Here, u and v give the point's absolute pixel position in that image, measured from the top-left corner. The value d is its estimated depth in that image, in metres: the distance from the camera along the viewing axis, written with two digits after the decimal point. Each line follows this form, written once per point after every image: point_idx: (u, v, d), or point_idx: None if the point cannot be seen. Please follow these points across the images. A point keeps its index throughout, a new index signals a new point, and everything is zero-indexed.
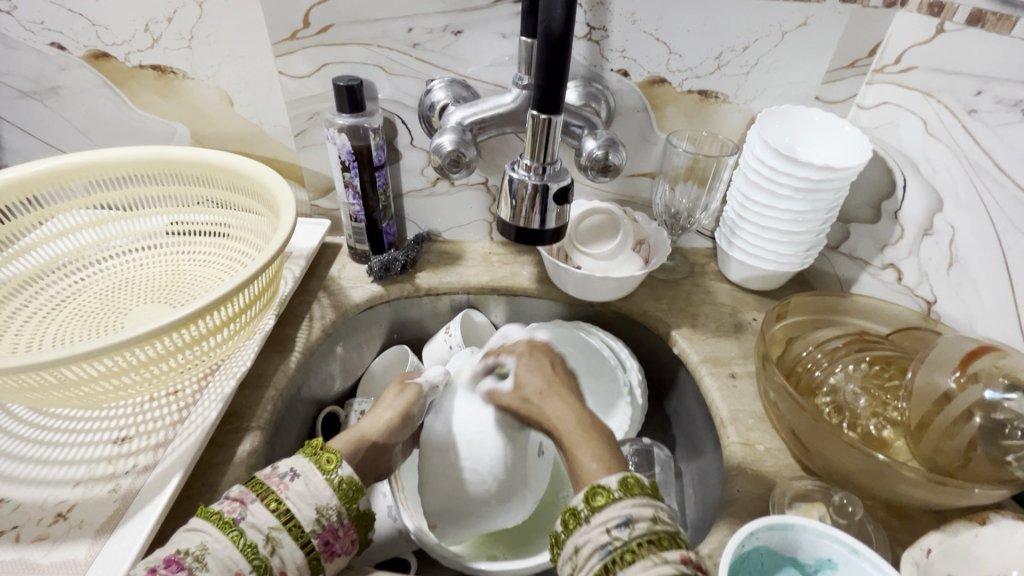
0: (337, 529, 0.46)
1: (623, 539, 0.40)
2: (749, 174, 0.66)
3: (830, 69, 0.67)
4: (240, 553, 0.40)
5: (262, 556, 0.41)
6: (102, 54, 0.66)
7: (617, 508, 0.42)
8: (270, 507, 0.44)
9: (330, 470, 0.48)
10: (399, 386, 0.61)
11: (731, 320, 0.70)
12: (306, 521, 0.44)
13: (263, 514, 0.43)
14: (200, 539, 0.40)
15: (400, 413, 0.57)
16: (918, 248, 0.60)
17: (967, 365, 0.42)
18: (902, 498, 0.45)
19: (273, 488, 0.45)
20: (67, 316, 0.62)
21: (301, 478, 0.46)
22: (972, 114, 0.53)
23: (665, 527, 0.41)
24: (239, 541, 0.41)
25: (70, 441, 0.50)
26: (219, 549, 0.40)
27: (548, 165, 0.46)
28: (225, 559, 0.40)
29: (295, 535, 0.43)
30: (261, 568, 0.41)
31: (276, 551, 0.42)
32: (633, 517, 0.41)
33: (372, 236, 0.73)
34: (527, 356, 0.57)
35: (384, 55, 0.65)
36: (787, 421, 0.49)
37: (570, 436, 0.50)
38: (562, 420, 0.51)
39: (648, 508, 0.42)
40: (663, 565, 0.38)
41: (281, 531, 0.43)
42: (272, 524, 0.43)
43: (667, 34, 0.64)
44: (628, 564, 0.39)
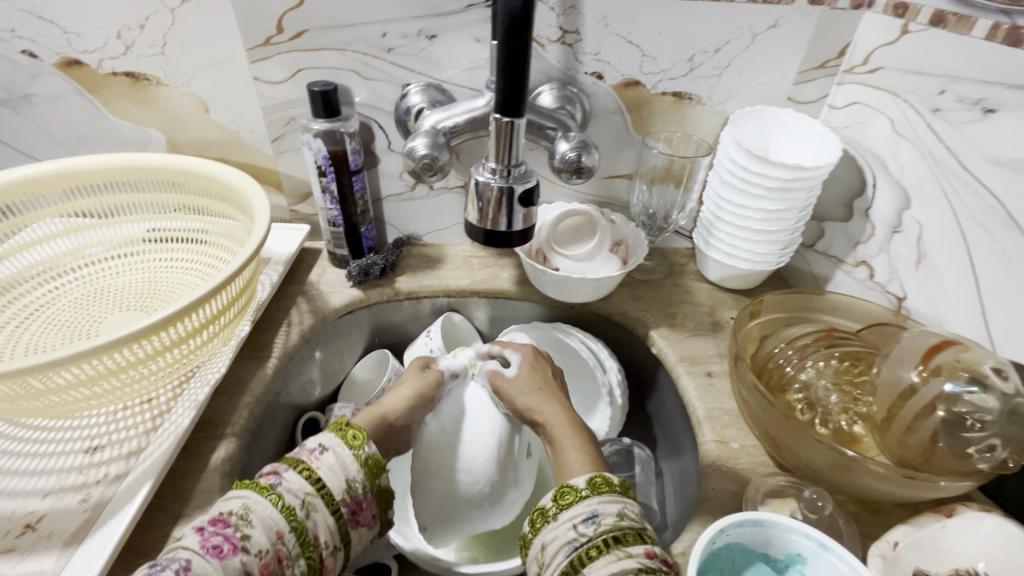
0: (362, 500, 0.46)
1: (588, 535, 0.42)
2: (724, 174, 0.67)
3: (801, 70, 0.68)
4: (279, 514, 0.41)
5: (298, 519, 0.42)
6: (75, 61, 0.66)
7: (584, 504, 0.44)
8: (304, 475, 0.44)
9: (358, 445, 0.47)
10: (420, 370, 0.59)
11: (709, 319, 0.70)
12: (337, 490, 0.45)
13: (298, 481, 0.43)
14: (241, 502, 0.41)
15: (417, 397, 0.56)
16: (888, 245, 0.61)
17: (930, 359, 0.42)
18: (871, 492, 0.46)
19: (304, 460, 0.45)
20: (41, 325, 0.61)
21: (330, 452, 0.46)
22: (936, 113, 0.54)
23: (630, 523, 0.43)
24: (278, 503, 0.41)
25: (40, 452, 0.49)
26: (261, 509, 0.41)
27: (513, 168, 0.47)
28: (267, 518, 0.40)
29: (328, 502, 0.44)
30: (297, 530, 0.41)
31: (311, 516, 0.43)
32: (598, 513, 0.43)
33: (351, 240, 0.73)
34: (528, 358, 0.61)
35: (358, 60, 0.65)
36: (759, 418, 0.50)
37: (558, 431, 0.53)
38: (552, 415, 0.55)
39: (613, 505, 0.44)
40: (627, 558, 0.40)
41: (315, 497, 0.43)
42: (307, 490, 0.43)
43: (640, 37, 0.65)
44: (593, 557, 0.40)
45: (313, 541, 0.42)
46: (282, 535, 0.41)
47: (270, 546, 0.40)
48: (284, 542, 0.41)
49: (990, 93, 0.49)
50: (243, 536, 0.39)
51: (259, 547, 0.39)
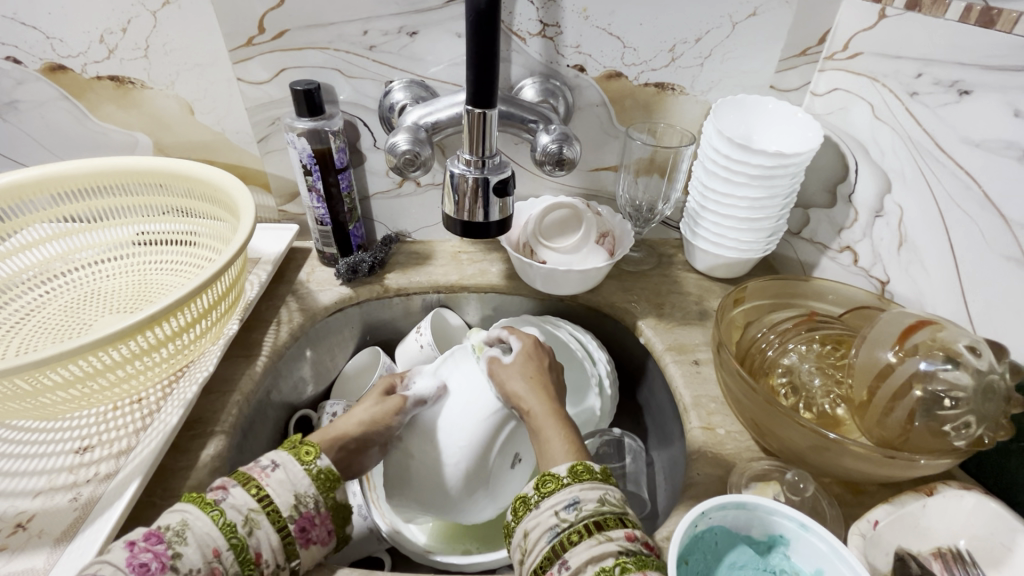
0: (314, 516, 0.46)
1: (570, 520, 0.43)
2: (707, 164, 0.67)
3: (782, 58, 0.68)
4: (219, 531, 0.41)
5: (240, 535, 0.42)
6: (58, 67, 0.67)
7: (566, 492, 0.44)
8: (249, 492, 0.44)
9: (309, 460, 0.49)
10: (381, 395, 0.59)
11: (697, 308, 0.71)
12: (284, 506, 0.45)
13: (244, 497, 0.43)
14: (180, 517, 0.41)
15: (369, 421, 0.56)
16: (871, 229, 0.61)
17: (906, 339, 0.43)
18: (853, 473, 0.46)
19: (255, 476, 0.46)
20: (31, 328, 0.62)
21: (281, 468, 0.47)
22: (913, 97, 0.55)
23: (611, 509, 0.43)
24: (219, 520, 0.41)
25: (31, 453, 0.50)
26: (200, 525, 0.40)
27: (487, 159, 0.48)
28: (204, 535, 0.40)
29: (272, 519, 0.44)
30: (238, 547, 0.41)
31: (254, 532, 0.42)
32: (580, 499, 0.43)
33: (340, 238, 0.74)
34: (529, 348, 0.61)
35: (341, 58, 0.66)
36: (742, 403, 0.50)
37: (543, 422, 0.53)
38: (537, 405, 0.55)
39: (595, 491, 0.44)
40: (608, 542, 0.40)
41: (260, 514, 0.43)
42: (251, 506, 0.43)
43: (620, 29, 0.65)
44: (574, 542, 0.41)
45: (254, 559, 0.42)
46: (220, 553, 0.40)
47: (204, 564, 0.39)
48: (221, 560, 0.40)
49: (965, 74, 0.49)
50: (175, 554, 0.38)
51: (192, 565, 0.38)
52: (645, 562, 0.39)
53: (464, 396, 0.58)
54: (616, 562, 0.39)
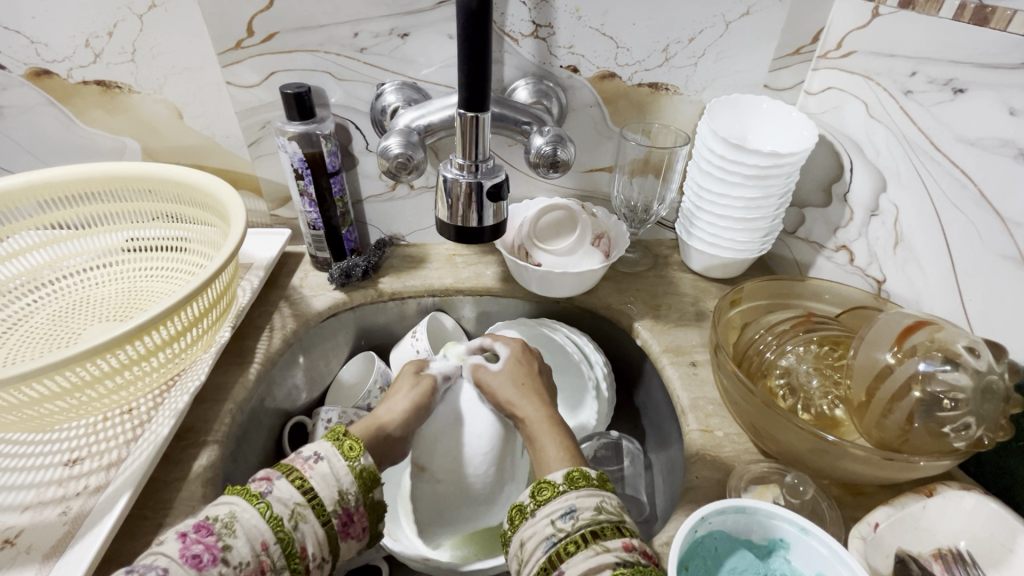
0: (353, 512, 0.46)
1: (567, 530, 0.42)
2: (702, 164, 0.67)
3: (775, 57, 0.68)
4: (266, 525, 0.41)
5: (286, 529, 0.41)
6: (44, 72, 0.66)
7: (561, 500, 0.44)
8: (294, 484, 0.44)
9: (353, 457, 0.47)
10: (414, 376, 0.58)
11: (693, 309, 0.70)
12: (328, 500, 0.44)
13: (288, 491, 0.43)
14: (229, 509, 0.41)
15: (411, 406, 0.55)
16: (866, 229, 0.61)
17: (904, 340, 0.42)
18: (851, 475, 0.46)
19: (298, 468, 0.45)
20: (18, 339, 0.61)
21: (324, 461, 0.46)
22: (908, 95, 0.54)
23: (609, 517, 0.43)
24: (266, 513, 0.41)
25: (19, 466, 0.49)
26: (248, 519, 0.40)
27: (480, 163, 0.47)
28: (252, 528, 0.40)
29: (318, 513, 0.44)
30: (284, 541, 0.41)
31: (299, 526, 0.42)
32: (576, 508, 0.43)
33: (333, 243, 0.73)
34: (517, 352, 0.61)
35: (331, 61, 0.65)
36: (740, 405, 0.50)
37: (538, 430, 0.53)
38: (532, 412, 0.54)
39: (592, 499, 0.44)
40: (605, 552, 0.40)
41: (305, 508, 0.43)
42: (297, 500, 0.43)
43: (613, 29, 0.65)
44: (570, 553, 0.40)
45: (299, 552, 0.42)
46: (268, 546, 0.40)
47: (252, 558, 0.39)
48: (269, 553, 0.40)
49: (958, 72, 0.49)
50: (225, 547, 0.38)
51: (241, 558, 0.38)
52: (643, 572, 0.39)
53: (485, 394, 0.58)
54: (612, 572, 0.38)
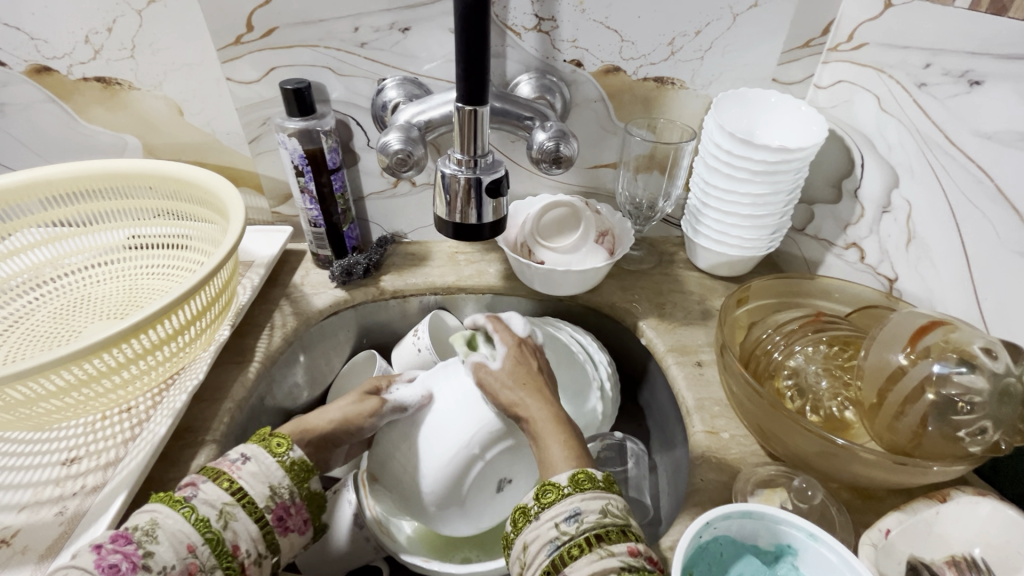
0: (290, 505, 0.46)
1: (570, 533, 0.41)
2: (708, 160, 0.65)
3: (785, 50, 0.66)
4: (192, 527, 0.40)
5: (214, 530, 0.40)
6: (43, 68, 0.65)
7: (566, 502, 0.43)
8: (222, 486, 0.43)
9: (281, 452, 0.47)
10: (360, 395, 0.58)
11: (699, 307, 0.69)
12: (260, 498, 0.44)
13: (215, 492, 0.42)
14: (150, 516, 0.39)
15: (343, 419, 0.55)
16: (878, 226, 0.60)
17: (917, 341, 0.41)
18: (861, 479, 0.45)
19: (225, 470, 0.44)
20: (20, 336, 0.61)
21: (252, 461, 0.45)
22: (922, 88, 0.53)
23: (613, 520, 0.42)
24: (191, 516, 0.40)
25: (17, 465, 0.48)
26: (171, 524, 0.39)
27: (479, 159, 0.46)
28: (176, 533, 0.39)
29: (249, 511, 0.43)
30: (213, 541, 0.40)
31: (229, 526, 0.41)
32: (581, 511, 0.42)
33: (334, 240, 0.72)
34: (515, 352, 0.57)
35: (332, 56, 0.64)
36: (746, 407, 0.49)
37: (544, 432, 0.50)
38: (538, 412, 0.52)
39: (597, 501, 0.43)
40: (609, 557, 0.39)
41: (235, 506, 0.42)
42: (225, 500, 0.42)
43: (618, 22, 0.64)
44: (574, 556, 0.40)
45: (231, 551, 0.41)
46: (195, 548, 0.39)
47: (179, 561, 0.38)
48: (197, 555, 0.39)
49: (975, 64, 0.48)
50: (147, 554, 0.37)
51: (164, 563, 0.37)
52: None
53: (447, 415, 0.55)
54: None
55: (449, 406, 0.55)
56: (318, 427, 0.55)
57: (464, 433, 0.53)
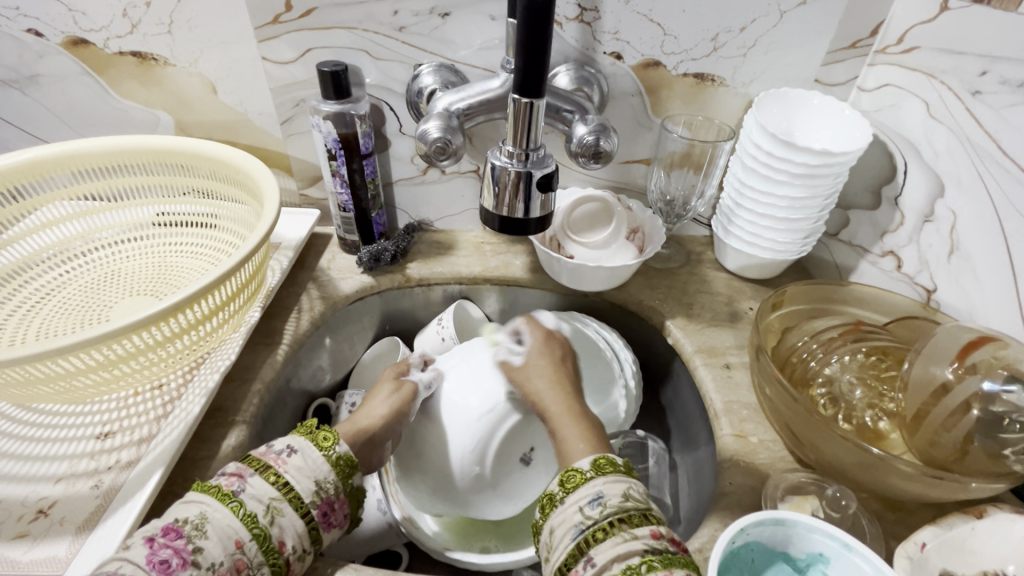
0: (334, 500, 0.46)
1: (595, 517, 0.41)
2: (746, 160, 0.64)
3: (830, 50, 0.65)
4: (240, 523, 0.40)
5: (261, 525, 0.41)
6: (80, 40, 0.65)
7: (589, 487, 0.43)
8: (268, 480, 0.43)
9: (328, 446, 0.47)
10: (394, 381, 0.58)
11: (727, 309, 0.68)
12: (305, 493, 0.44)
13: (262, 486, 0.42)
14: (199, 510, 0.40)
15: (392, 412, 0.55)
16: (918, 235, 0.58)
17: (966, 356, 0.41)
18: (896, 492, 0.44)
19: (271, 463, 0.44)
20: (51, 310, 0.61)
21: (298, 454, 0.46)
22: (975, 96, 0.52)
23: (636, 504, 0.42)
24: (239, 512, 0.40)
25: (53, 437, 0.49)
26: (219, 518, 0.40)
27: (531, 152, 0.46)
28: (224, 528, 0.39)
29: (295, 506, 0.43)
30: (261, 537, 0.40)
31: (276, 521, 0.41)
32: (604, 494, 0.42)
33: (362, 225, 0.72)
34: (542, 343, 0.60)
35: (368, 39, 0.63)
36: (782, 414, 0.49)
37: (559, 425, 0.51)
38: (555, 407, 0.53)
39: (619, 486, 0.43)
40: (634, 540, 0.39)
41: (281, 502, 0.42)
42: (272, 494, 0.42)
43: (661, 15, 0.62)
44: (599, 539, 0.40)
45: (278, 547, 0.41)
46: (243, 544, 0.39)
47: (226, 557, 0.38)
48: (244, 551, 0.39)
49: None
50: (195, 549, 0.37)
51: (213, 560, 0.38)
52: (671, 560, 0.38)
53: (468, 390, 0.57)
54: (642, 560, 0.38)
55: (455, 401, 0.57)
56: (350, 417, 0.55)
57: (462, 428, 0.55)
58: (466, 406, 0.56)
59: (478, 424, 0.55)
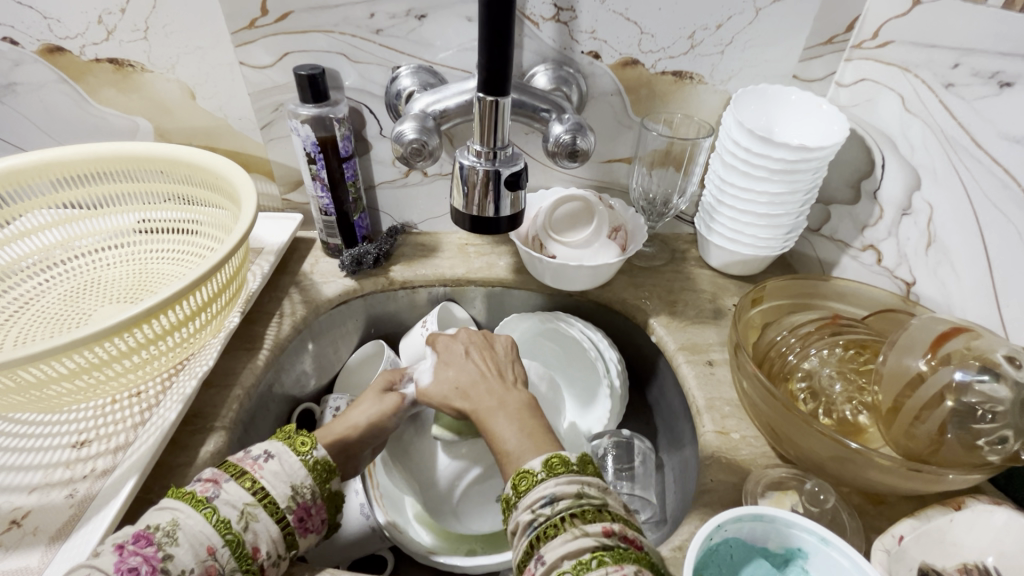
0: (311, 506, 0.45)
1: (547, 515, 0.41)
2: (725, 157, 0.64)
3: (807, 46, 0.65)
4: (213, 529, 0.40)
5: (235, 531, 0.40)
6: (56, 48, 0.65)
7: (541, 488, 0.42)
8: (244, 485, 0.43)
9: (306, 451, 0.47)
10: (381, 392, 0.57)
11: (710, 307, 0.68)
12: (282, 498, 0.44)
13: (238, 492, 0.42)
14: (171, 516, 0.40)
15: (370, 425, 0.54)
16: (897, 228, 0.59)
17: (938, 347, 0.41)
18: (875, 485, 0.44)
19: (247, 468, 0.44)
20: (29, 318, 0.60)
21: (275, 459, 0.45)
22: (949, 88, 0.52)
23: (590, 501, 0.41)
24: (212, 517, 0.40)
25: (29, 447, 0.49)
26: (191, 524, 0.39)
27: (498, 151, 0.46)
28: (196, 534, 0.39)
29: (270, 512, 0.43)
30: (233, 543, 0.40)
31: (250, 527, 0.41)
32: (557, 495, 0.41)
33: (344, 229, 0.71)
34: (445, 357, 0.57)
35: (346, 42, 0.63)
36: (761, 410, 0.49)
37: (491, 419, 0.50)
38: (481, 403, 0.51)
39: (572, 485, 0.42)
40: (584, 537, 0.38)
41: (256, 507, 0.42)
42: (246, 500, 0.42)
43: (638, 14, 0.62)
44: (550, 536, 0.40)
45: (252, 553, 0.40)
46: (215, 550, 0.39)
47: (197, 564, 0.38)
48: (217, 557, 0.39)
49: (1006, 65, 0.46)
50: (166, 556, 0.37)
51: (184, 566, 0.37)
52: (622, 556, 0.37)
53: None
54: (593, 555, 0.37)
55: None
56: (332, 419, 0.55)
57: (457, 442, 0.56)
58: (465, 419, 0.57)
59: (472, 443, 0.56)
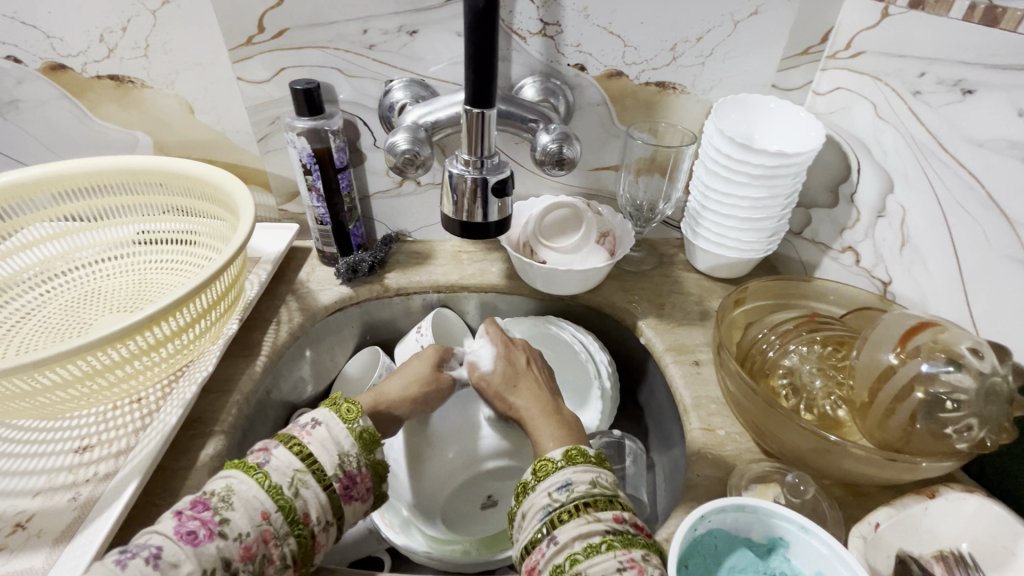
0: (355, 475, 0.47)
1: (562, 500, 0.43)
2: (708, 164, 0.67)
3: (784, 57, 0.67)
4: (266, 494, 0.41)
5: (286, 497, 0.42)
6: (58, 66, 0.67)
7: (559, 474, 0.45)
8: (293, 451, 0.44)
9: (352, 419, 0.48)
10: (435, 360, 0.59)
11: (698, 308, 0.70)
12: (329, 465, 0.45)
13: (285, 458, 0.44)
14: (225, 483, 0.41)
15: (415, 396, 0.56)
16: (873, 230, 0.61)
17: (907, 341, 0.43)
18: (852, 475, 0.46)
19: (296, 435, 0.46)
20: (31, 329, 0.62)
21: (322, 427, 0.47)
22: (916, 96, 0.54)
23: (602, 490, 0.44)
24: (265, 483, 0.42)
25: (31, 452, 0.50)
26: (245, 490, 0.41)
27: (486, 159, 0.48)
28: (251, 499, 0.41)
29: (319, 478, 0.44)
30: (286, 508, 0.42)
31: (300, 493, 0.43)
32: (572, 481, 0.44)
33: (340, 238, 0.73)
34: (502, 350, 0.61)
35: (341, 57, 0.66)
36: (744, 406, 0.50)
37: (534, 424, 0.54)
38: (528, 409, 0.56)
39: (588, 474, 0.45)
40: (596, 522, 0.41)
41: (305, 473, 0.44)
42: (296, 467, 0.44)
43: (621, 28, 0.65)
44: (564, 520, 0.42)
45: (303, 518, 0.42)
46: (269, 516, 0.41)
47: (253, 528, 0.40)
48: (270, 522, 0.41)
49: (968, 73, 0.49)
50: (222, 521, 0.39)
51: (239, 530, 0.39)
52: (631, 541, 0.40)
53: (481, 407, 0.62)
54: (602, 539, 0.40)
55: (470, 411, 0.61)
56: (377, 386, 0.57)
57: (463, 444, 0.59)
58: (456, 429, 0.60)
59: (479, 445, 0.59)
